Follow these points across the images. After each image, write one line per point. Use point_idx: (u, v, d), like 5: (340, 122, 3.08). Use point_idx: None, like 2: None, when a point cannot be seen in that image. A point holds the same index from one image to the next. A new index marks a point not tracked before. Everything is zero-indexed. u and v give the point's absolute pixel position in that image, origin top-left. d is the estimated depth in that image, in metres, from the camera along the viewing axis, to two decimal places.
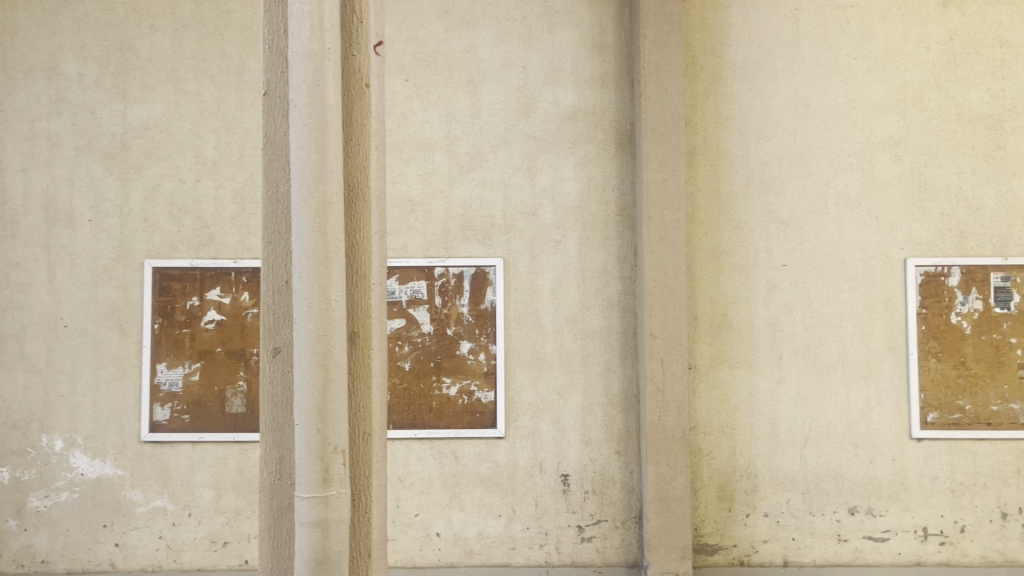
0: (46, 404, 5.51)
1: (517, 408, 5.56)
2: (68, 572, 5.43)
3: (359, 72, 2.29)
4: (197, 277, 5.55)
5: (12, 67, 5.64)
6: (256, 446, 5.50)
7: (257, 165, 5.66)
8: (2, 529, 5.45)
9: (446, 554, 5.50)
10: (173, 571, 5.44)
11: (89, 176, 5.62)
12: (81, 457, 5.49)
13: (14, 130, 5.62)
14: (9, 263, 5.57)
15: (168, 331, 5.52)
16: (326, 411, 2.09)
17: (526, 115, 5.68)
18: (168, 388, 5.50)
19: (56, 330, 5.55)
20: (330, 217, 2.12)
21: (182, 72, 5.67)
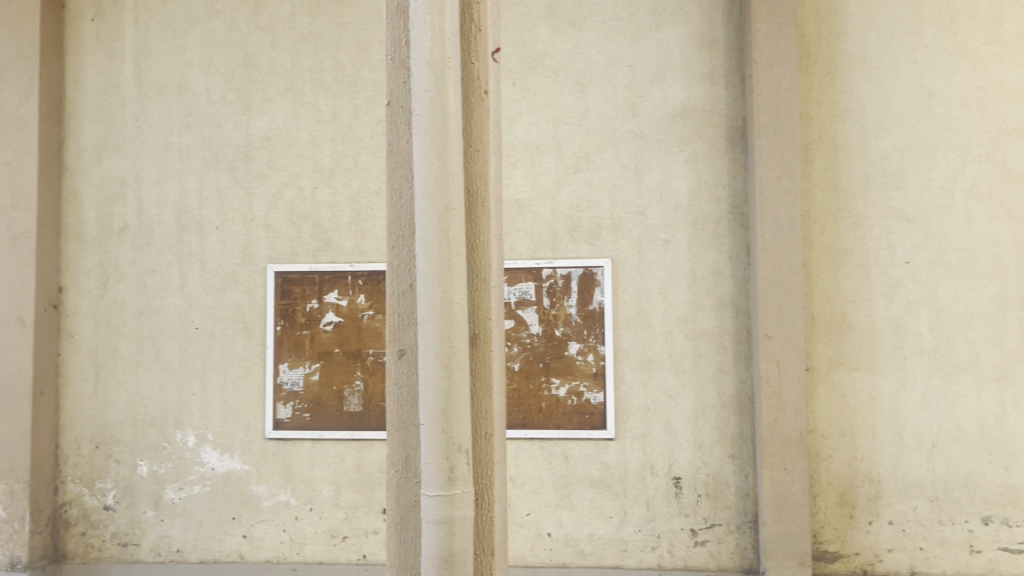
0: (180, 402, 5.84)
1: (628, 409, 5.53)
2: (201, 561, 5.74)
3: (479, 79, 2.33)
4: (316, 280, 5.77)
5: (147, 85, 6.01)
6: (373, 443, 5.68)
7: (371, 171, 5.83)
8: (141, 519, 5.81)
9: (557, 555, 5.51)
10: (296, 563, 5.66)
11: (216, 186, 5.93)
12: (212, 453, 5.79)
13: (149, 144, 5.99)
14: (145, 269, 5.94)
15: (289, 332, 5.76)
16: (451, 412, 2.12)
17: (633, 114, 5.65)
18: (290, 388, 5.74)
19: (187, 332, 5.87)
20: (452, 222, 2.15)
21: (300, 83, 5.91)
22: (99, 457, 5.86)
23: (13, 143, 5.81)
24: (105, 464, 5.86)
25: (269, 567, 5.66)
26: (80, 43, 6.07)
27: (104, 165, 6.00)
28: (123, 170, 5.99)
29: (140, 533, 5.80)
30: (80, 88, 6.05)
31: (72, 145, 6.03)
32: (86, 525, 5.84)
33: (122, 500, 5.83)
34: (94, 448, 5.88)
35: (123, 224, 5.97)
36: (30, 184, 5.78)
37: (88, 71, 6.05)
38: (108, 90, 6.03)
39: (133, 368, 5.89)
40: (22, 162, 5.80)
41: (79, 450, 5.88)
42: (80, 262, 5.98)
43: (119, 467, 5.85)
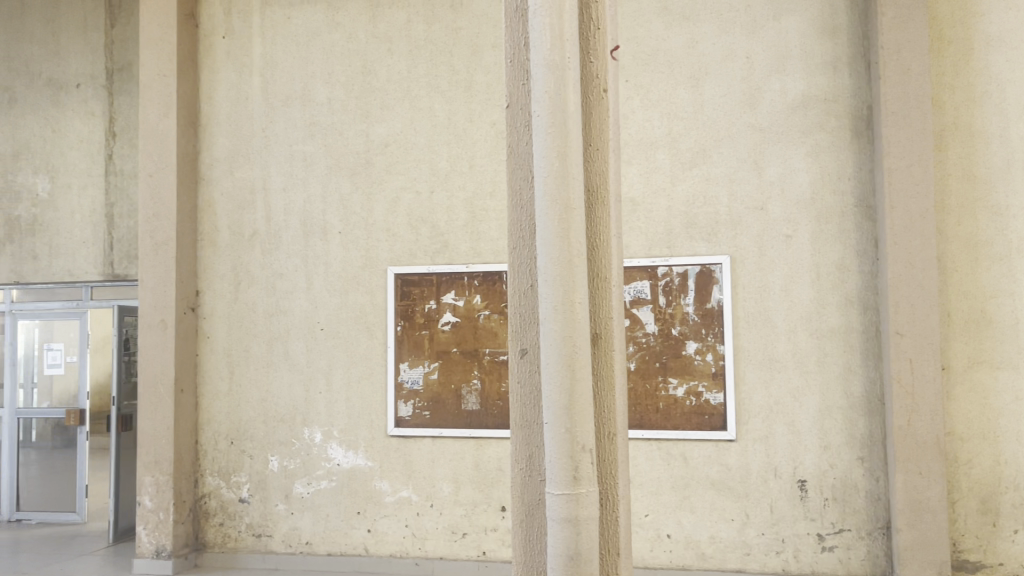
0: (307, 400, 6.09)
1: (749, 409, 5.39)
2: (329, 554, 5.97)
3: (598, 78, 2.32)
4: (434, 281, 5.90)
5: (273, 98, 6.29)
6: (490, 442, 5.75)
7: (486, 173, 5.91)
8: (273, 512, 6.09)
9: (677, 557, 5.42)
10: (418, 557, 5.80)
11: (339, 192, 6.15)
12: (338, 449, 6.01)
13: (276, 153, 6.27)
14: (274, 273, 6.22)
15: (409, 333, 5.91)
16: (575, 411, 2.09)
17: (752, 107, 5.50)
18: (410, 386, 5.89)
19: (314, 332, 6.11)
20: (573, 221, 2.14)
21: (417, 90, 6.06)
22: (234, 452, 6.19)
23: (154, 157, 6.21)
24: (240, 458, 6.17)
25: (392, 561, 5.83)
26: (212, 60, 6.42)
27: (235, 175, 6.33)
28: (253, 179, 6.30)
29: (272, 525, 6.08)
30: (213, 103, 6.40)
31: (206, 156, 6.39)
32: (224, 516, 6.17)
33: (256, 493, 6.12)
34: (230, 443, 6.20)
35: (253, 231, 6.27)
36: (169, 195, 6.15)
37: (220, 86, 6.39)
38: (238, 103, 6.35)
39: (264, 367, 6.18)
40: (162, 174, 6.18)
41: (217, 445, 6.22)
42: (215, 267, 6.32)
43: (252, 461, 6.15)
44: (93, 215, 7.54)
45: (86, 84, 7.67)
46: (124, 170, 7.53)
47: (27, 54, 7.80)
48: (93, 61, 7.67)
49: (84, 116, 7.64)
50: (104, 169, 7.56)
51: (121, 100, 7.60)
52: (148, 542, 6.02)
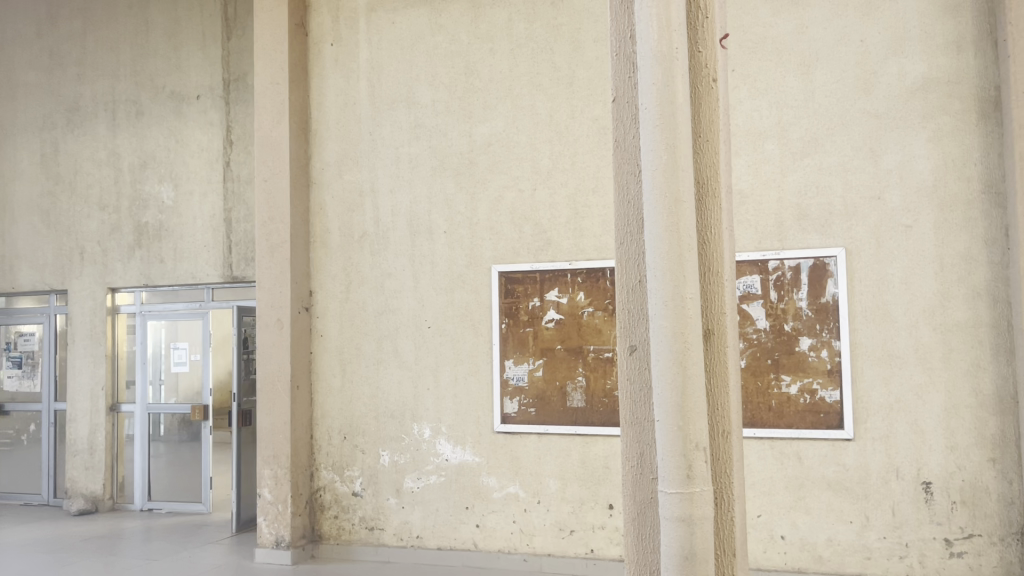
0: (416, 396, 6.22)
1: (868, 407, 5.17)
2: (439, 548, 6.07)
3: (707, 67, 2.27)
4: (538, 278, 5.91)
5: (380, 101, 6.45)
6: (596, 439, 5.72)
7: (588, 170, 5.87)
8: (385, 505, 6.24)
9: (793, 559, 5.26)
10: (526, 553, 5.83)
11: (444, 193, 6.25)
12: (446, 445, 6.11)
13: (383, 156, 6.42)
14: (383, 273, 6.37)
15: (514, 330, 5.95)
16: (687, 408, 2.04)
17: (866, 92, 5.28)
18: (516, 383, 5.93)
19: (421, 330, 6.23)
20: (682, 215, 2.09)
21: (518, 88, 6.08)
22: (347, 447, 6.38)
23: (269, 163, 6.47)
24: (353, 453, 6.36)
25: (501, 556, 5.87)
26: (321, 68, 6.63)
27: (345, 178, 6.52)
28: (361, 182, 6.47)
29: (384, 518, 6.24)
30: (322, 109, 6.61)
31: (317, 161, 6.60)
32: (338, 509, 6.37)
33: (368, 487, 6.29)
34: (343, 438, 6.40)
35: (362, 232, 6.45)
36: (283, 199, 6.40)
37: (328, 92, 6.60)
38: (346, 108, 6.54)
39: (374, 365, 6.35)
40: (277, 179, 6.43)
41: (330, 440, 6.43)
42: (327, 268, 6.53)
43: (364, 456, 6.32)
44: (213, 221, 7.93)
45: (204, 95, 8.06)
46: (241, 176, 7.88)
47: (151, 69, 8.26)
48: (211, 73, 8.06)
49: (203, 125, 8.04)
50: (222, 176, 7.94)
51: (236, 110, 7.95)
52: (268, 533, 6.28)
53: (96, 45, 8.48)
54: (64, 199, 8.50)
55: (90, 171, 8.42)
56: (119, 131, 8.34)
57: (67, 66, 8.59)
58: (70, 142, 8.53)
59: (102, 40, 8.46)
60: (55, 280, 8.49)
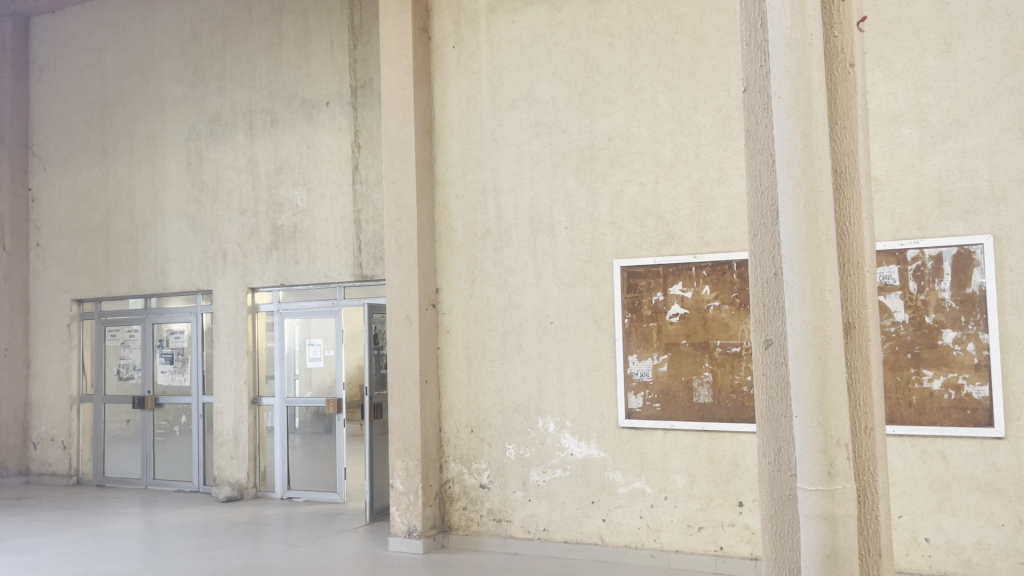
0: (541, 391, 6.28)
1: (1020, 404, 4.85)
2: (565, 541, 6.12)
3: (844, 52, 2.19)
4: (661, 273, 5.86)
5: (501, 101, 6.55)
6: (724, 435, 5.62)
7: (712, 160, 5.77)
8: (512, 498, 6.34)
9: (938, 563, 5.01)
10: (654, 549, 5.79)
11: (565, 189, 6.28)
12: (571, 439, 6.15)
13: (504, 155, 6.52)
14: (506, 269, 6.47)
15: (637, 325, 5.92)
16: (827, 404, 1.99)
17: (1015, 68, 4.95)
18: (640, 378, 5.90)
19: (545, 326, 6.29)
20: (820, 205, 2.04)
21: (639, 82, 6.05)
22: (474, 440, 6.52)
23: (396, 165, 6.68)
24: (480, 446, 6.49)
25: (628, 551, 5.86)
26: (444, 69, 6.78)
27: (468, 177, 6.65)
28: (484, 181, 6.59)
29: (512, 511, 6.34)
30: (446, 110, 6.77)
31: (441, 161, 6.77)
32: (467, 500, 6.53)
33: (495, 479, 6.41)
34: (470, 431, 6.55)
35: (486, 230, 6.57)
36: (410, 199, 6.60)
37: (451, 93, 6.75)
38: (469, 108, 6.67)
39: (499, 359, 6.46)
40: (404, 180, 6.64)
41: (458, 433, 6.59)
42: (452, 265, 6.69)
43: (491, 449, 6.45)
44: (344, 222, 8.27)
45: (334, 102, 8.40)
46: (369, 178, 8.18)
47: (284, 79, 8.69)
48: (340, 80, 8.39)
49: (333, 131, 8.39)
50: (351, 179, 8.26)
51: (364, 114, 8.25)
52: (401, 522, 6.50)
53: (235, 58, 8.98)
54: (208, 204, 9.06)
55: (231, 177, 8.94)
56: (256, 139, 8.80)
57: (209, 79, 9.14)
58: (213, 150, 9.07)
59: (239, 54, 8.95)
60: (201, 280, 9.06)
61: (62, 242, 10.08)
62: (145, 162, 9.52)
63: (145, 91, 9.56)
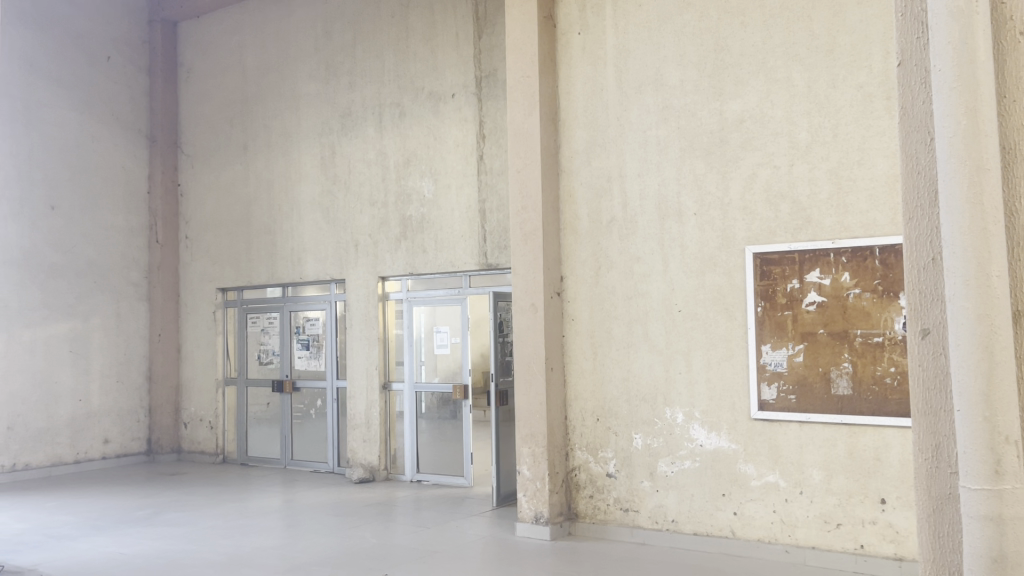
0: (668, 380, 6.18)
1: None
2: (695, 533, 6.01)
3: (1012, 20, 2.01)
4: (796, 259, 5.66)
5: (627, 86, 6.46)
6: (864, 430, 5.37)
7: (852, 141, 5.50)
8: (639, 488, 6.28)
9: None
10: (789, 545, 5.61)
11: (694, 173, 6.14)
12: (700, 430, 6.02)
13: (631, 140, 6.43)
14: (632, 256, 6.39)
15: (771, 314, 5.74)
16: (994, 397, 1.84)
17: None
18: (774, 369, 5.72)
19: (672, 314, 6.18)
20: (986, 184, 1.89)
21: (773, 61, 5.83)
22: (601, 429, 6.50)
23: (521, 154, 6.70)
24: (607, 435, 6.46)
25: (761, 545, 5.70)
26: (570, 57, 6.74)
27: (593, 165, 6.61)
28: (610, 168, 6.53)
29: (639, 501, 6.28)
30: (571, 97, 6.73)
31: (566, 149, 6.74)
32: (593, 489, 6.51)
33: (622, 469, 6.37)
34: (596, 420, 6.52)
35: (611, 217, 6.51)
36: (536, 187, 6.61)
37: (576, 81, 6.70)
38: (594, 95, 6.61)
39: (626, 348, 6.39)
40: (529, 169, 6.66)
41: (584, 422, 6.58)
42: (577, 253, 6.66)
43: (617, 438, 6.41)
44: (470, 212, 8.41)
45: (459, 93, 8.52)
46: (493, 168, 8.26)
47: (411, 72, 8.88)
48: (464, 71, 8.50)
49: (458, 122, 8.52)
50: (476, 170, 8.37)
51: (489, 104, 8.33)
52: (528, 508, 6.55)
53: (365, 54, 9.24)
54: (340, 196, 9.39)
55: (362, 170, 9.23)
56: (385, 132, 9.05)
57: (340, 76, 9.45)
58: (345, 144, 9.39)
59: (369, 49, 9.21)
60: (335, 269, 9.42)
61: (207, 234, 10.68)
62: (282, 157, 9.95)
63: (281, 88, 9.99)
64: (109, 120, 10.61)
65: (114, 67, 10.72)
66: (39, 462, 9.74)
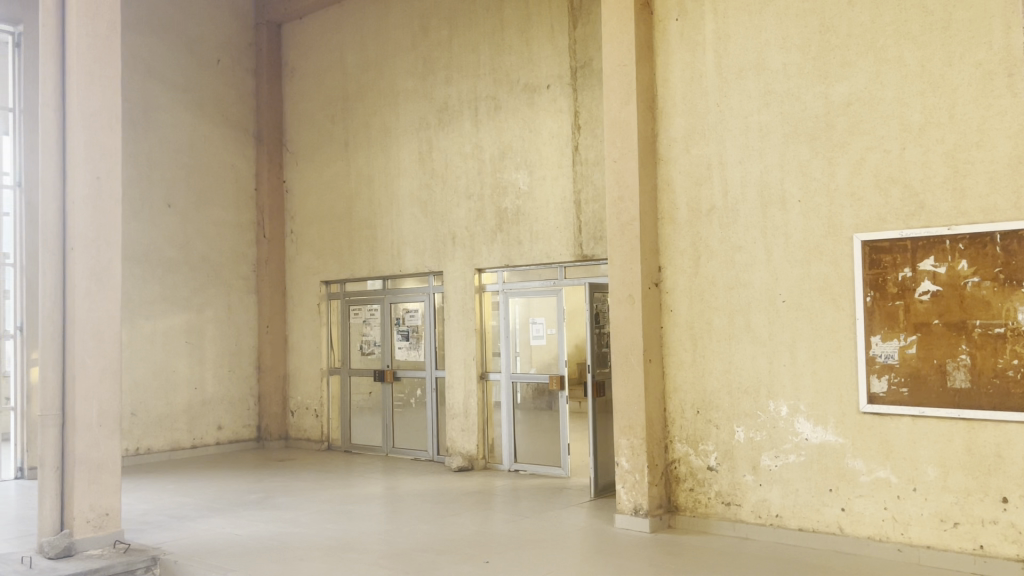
0: (772, 372, 6.04)
1: None
2: (801, 529, 5.86)
3: None
4: (908, 247, 5.43)
5: (728, 72, 6.32)
6: (984, 424, 5.12)
7: (970, 122, 5.23)
8: (742, 482, 6.17)
9: None
10: (901, 543, 5.40)
11: (798, 159, 5.96)
12: (806, 424, 5.86)
13: (731, 127, 6.30)
14: (733, 246, 6.27)
15: (881, 304, 5.53)
16: None
17: None
18: (885, 361, 5.51)
19: (776, 305, 6.03)
20: None
21: (883, 40, 5.60)
22: (701, 421, 6.40)
23: (618, 144, 6.64)
24: (707, 428, 6.37)
25: (871, 543, 5.51)
26: (667, 43, 6.63)
27: (692, 153, 6.50)
28: (709, 155, 6.41)
29: (742, 495, 6.17)
30: (669, 85, 6.63)
31: (664, 137, 6.65)
32: (694, 482, 6.43)
33: (724, 462, 6.27)
34: (696, 412, 6.43)
35: (711, 206, 6.39)
36: (633, 176, 6.54)
37: (674, 67, 6.60)
38: (693, 81, 6.50)
39: (727, 339, 6.28)
40: (626, 158, 6.59)
41: (684, 414, 6.50)
42: (675, 243, 6.57)
43: (719, 431, 6.30)
44: (565, 203, 8.41)
45: (554, 84, 8.53)
46: (589, 159, 8.23)
47: (506, 64, 8.93)
48: (560, 63, 8.49)
49: (554, 113, 8.53)
50: (572, 161, 8.36)
51: (584, 95, 8.30)
52: (626, 500, 6.51)
53: (461, 48, 9.34)
54: (438, 190, 9.55)
55: (459, 163, 9.34)
56: (481, 125, 9.14)
57: (437, 71, 9.58)
58: (442, 138, 9.52)
59: (465, 44, 9.31)
60: (433, 262, 9.59)
61: (311, 229, 11.03)
62: (382, 152, 10.18)
63: (380, 85, 10.21)
64: (220, 121, 11.08)
65: (224, 69, 11.18)
66: (159, 447, 10.29)
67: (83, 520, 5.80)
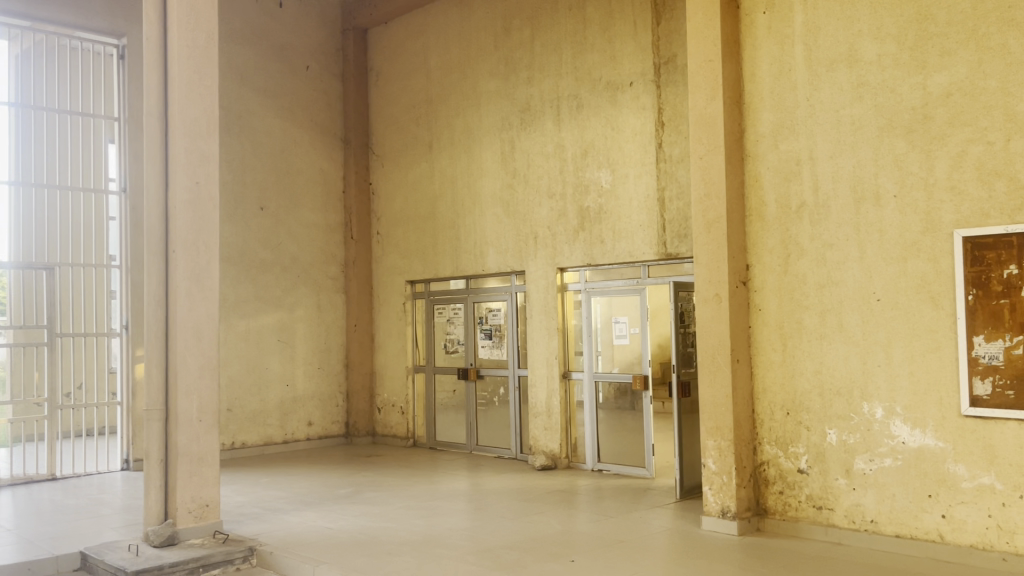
0: (866, 373, 5.86)
1: None
2: (898, 535, 5.67)
3: None
4: (1014, 243, 5.19)
5: (818, 64, 6.16)
6: None
7: None
8: (835, 486, 6.00)
9: None
10: (1007, 553, 5.17)
11: (893, 153, 5.77)
12: (902, 427, 5.67)
13: (822, 121, 6.14)
14: (825, 243, 6.10)
15: (984, 302, 5.30)
16: None
17: None
18: (988, 362, 5.27)
19: (870, 304, 5.85)
20: None
21: (985, 28, 5.36)
22: (791, 423, 6.26)
23: (703, 140, 6.54)
24: (798, 430, 6.22)
25: (974, 552, 5.29)
26: (754, 37, 6.50)
27: (780, 149, 6.35)
28: (799, 150, 6.26)
29: (834, 499, 6.01)
30: (756, 79, 6.49)
31: (752, 133, 6.52)
32: (783, 484, 6.29)
33: (815, 465, 6.11)
34: (786, 414, 6.29)
35: (801, 203, 6.24)
36: (719, 173, 6.43)
37: (762, 61, 6.46)
38: (782, 75, 6.35)
39: (818, 339, 6.12)
40: (711, 155, 6.48)
41: (773, 415, 6.36)
42: (764, 241, 6.43)
43: (810, 433, 6.15)
44: (648, 201, 8.34)
45: (637, 82, 8.47)
46: (673, 156, 8.15)
47: (588, 62, 8.91)
48: (643, 60, 8.42)
49: (637, 110, 8.46)
50: (655, 159, 8.29)
51: (668, 92, 8.22)
52: (714, 502, 6.41)
53: (543, 48, 9.36)
54: (520, 190, 9.59)
55: (541, 163, 9.37)
56: (564, 124, 9.14)
57: (520, 71, 9.63)
58: (524, 138, 9.56)
59: (548, 43, 9.32)
60: (516, 261, 9.64)
61: (396, 230, 11.23)
62: (465, 153, 10.29)
63: (463, 87, 10.32)
64: (309, 126, 11.39)
65: (313, 75, 11.49)
66: (253, 441, 10.67)
67: (185, 510, 6.07)
